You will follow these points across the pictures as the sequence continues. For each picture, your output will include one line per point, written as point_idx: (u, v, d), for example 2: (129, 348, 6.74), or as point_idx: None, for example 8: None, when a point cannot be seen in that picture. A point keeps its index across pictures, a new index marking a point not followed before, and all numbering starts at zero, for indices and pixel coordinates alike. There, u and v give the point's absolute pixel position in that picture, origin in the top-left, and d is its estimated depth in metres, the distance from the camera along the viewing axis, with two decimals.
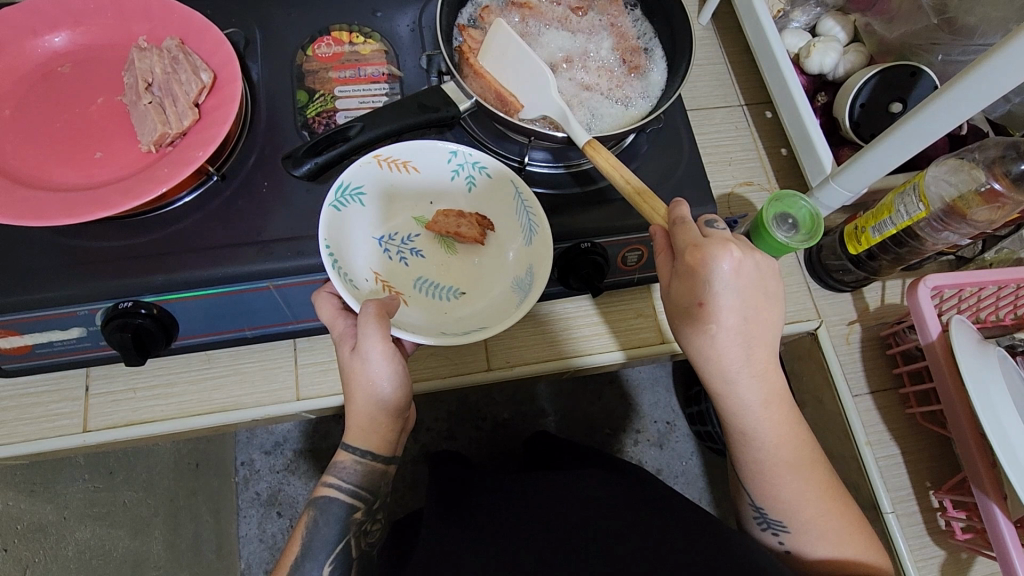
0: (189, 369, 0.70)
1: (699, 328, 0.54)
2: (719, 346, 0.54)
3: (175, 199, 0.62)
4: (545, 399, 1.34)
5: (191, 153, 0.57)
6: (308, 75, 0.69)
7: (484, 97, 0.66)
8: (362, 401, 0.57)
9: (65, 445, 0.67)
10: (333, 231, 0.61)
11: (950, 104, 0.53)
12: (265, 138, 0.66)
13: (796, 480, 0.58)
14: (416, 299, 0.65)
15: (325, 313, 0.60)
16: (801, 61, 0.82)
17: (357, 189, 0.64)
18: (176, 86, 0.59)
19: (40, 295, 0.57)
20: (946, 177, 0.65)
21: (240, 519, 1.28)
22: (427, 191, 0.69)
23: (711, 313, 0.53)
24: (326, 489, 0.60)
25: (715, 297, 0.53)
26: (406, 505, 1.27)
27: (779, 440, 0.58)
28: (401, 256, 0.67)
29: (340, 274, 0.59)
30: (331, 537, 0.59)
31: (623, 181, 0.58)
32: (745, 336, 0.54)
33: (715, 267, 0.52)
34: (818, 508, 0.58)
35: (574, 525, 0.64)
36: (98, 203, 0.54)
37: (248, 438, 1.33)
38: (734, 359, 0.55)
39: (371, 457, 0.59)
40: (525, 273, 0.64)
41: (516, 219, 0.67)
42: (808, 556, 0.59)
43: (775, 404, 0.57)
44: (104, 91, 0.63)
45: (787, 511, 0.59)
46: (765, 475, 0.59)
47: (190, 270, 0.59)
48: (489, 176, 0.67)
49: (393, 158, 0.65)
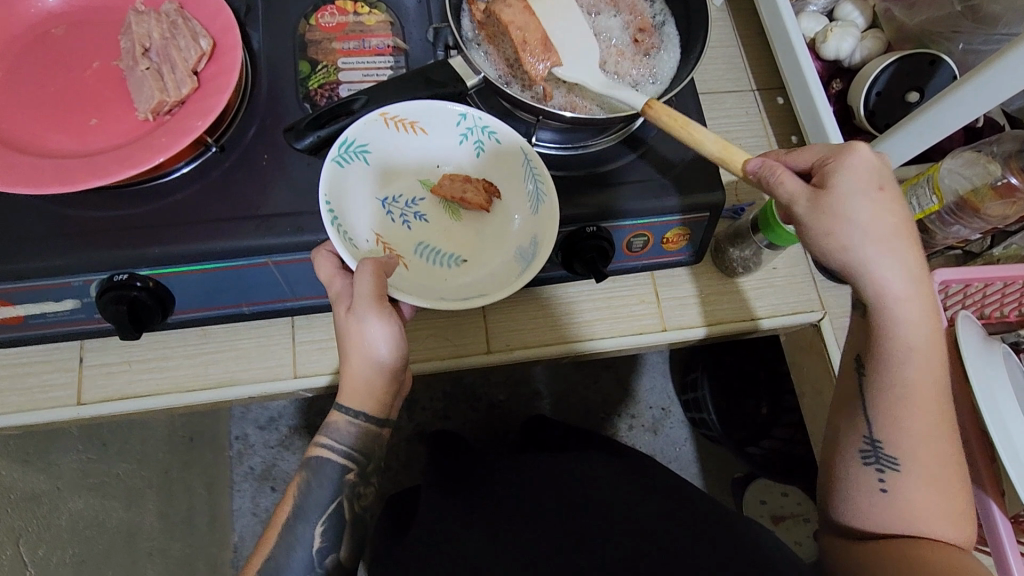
0: (185, 343, 0.69)
1: (853, 224, 0.48)
2: (880, 242, 0.49)
3: (172, 169, 0.60)
4: (541, 382, 1.34)
5: (190, 122, 0.56)
6: (311, 46, 0.67)
7: (524, 36, 0.61)
8: (358, 362, 0.56)
9: (57, 417, 0.66)
10: (334, 188, 0.59)
11: (976, 87, 0.52)
12: (265, 109, 0.64)
13: (924, 423, 0.52)
14: (416, 265, 0.62)
15: (322, 271, 0.57)
16: (817, 46, 0.80)
17: (361, 146, 0.62)
18: (175, 52, 0.57)
19: (32, 265, 0.56)
20: (960, 169, 0.64)
21: (234, 492, 1.29)
22: (433, 154, 0.66)
23: (878, 207, 0.48)
24: (319, 449, 0.59)
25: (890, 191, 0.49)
26: (400, 483, 1.27)
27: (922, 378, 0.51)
28: (404, 219, 0.64)
29: (339, 232, 0.57)
30: (323, 498, 0.59)
31: (711, 139, 0.54)
32: (905, 242, 0.49)
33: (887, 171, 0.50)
34: (935, 452, 0.52)
35: (570, 508, 0.64)
36: (93, 172, 0.53)
37: (243, 413, 1.32)
38: (889, 263, 0.49)
39: (364, 420, 0.58)
40: (530, 244, 0.62)
41: (523, 187, 0.64)
42: (908, 505, 0.51)
43: (929, 332, 0.51)
44: (99, 55, 0.60)
45: (906, 445, 0.52)
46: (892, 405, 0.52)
47: (187, 243, 0.58)
48: (499, 141, 0.64)
49: (401, 117, 0.63)
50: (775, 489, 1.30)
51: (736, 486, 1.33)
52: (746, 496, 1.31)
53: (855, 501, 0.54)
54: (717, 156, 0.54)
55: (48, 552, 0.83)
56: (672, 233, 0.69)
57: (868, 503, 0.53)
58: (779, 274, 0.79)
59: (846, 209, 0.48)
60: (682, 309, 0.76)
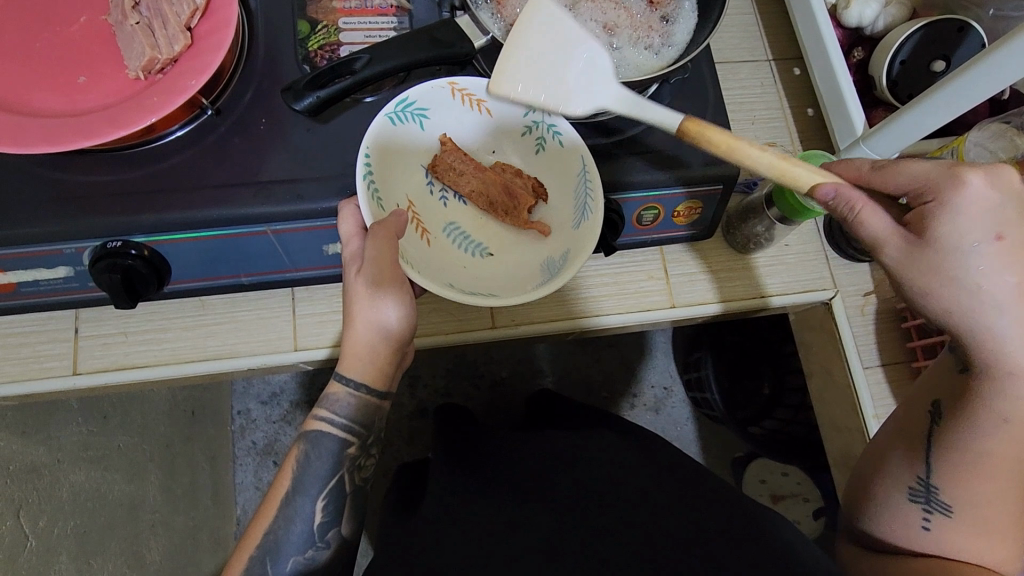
0: (183, 314, 0.68)
1: (964, 276, 0.44)
2: (1001, 296, 0.44)
3: (167, 132, 0.58)
4: (543, 360, 1.33)
5: (183, 81, 0.53)
6: (310, 4, 0.64)
7: (488, 190, 0.63)
8: (363, 327, 0.54)
9: (54, 388, 0.65)
10: (378, 141, 0.58)
11: (1003, 59, 0.50)
12: (262, 71, 0.61)
13: (995, 481, 0.49)
14: (438, 242, 0.62)
15: (344, 227, 0.55)
16: (838, 13, 0.76)
17: (420, 109, 0.61)
18: (166, 6, 0.54)
19: (24, 230, 0.54)
20: (985, 142, 0.62)
21: (236, 466, 1.29)
22: (489, 141, 0.65)
23: (995, 259, 0.44)
24: (317, 423, 0.58)
25: (1013, 238, 0.44)
26: (402, 459, 1.27)
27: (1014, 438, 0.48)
28: (442, 195, 0.65)
29: (369, 188, 0.56)
30: (323, 472, 0.57)
31: (764, 159, 0.48)
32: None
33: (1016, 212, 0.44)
34: (992, 506, 0.50)
35: (575, 485, 0.63)
36: (82, 132, 0.50)
37: (245, 388, 1.31)
38: (999, 318, 0.45)
39: (365, 391, 0.57)
40: (560, 257, 0.61)
41: (572, 193, 0.63)
42: (953, 544, 0.50)
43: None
44: (87, 10, 0.57)
45: (962, 489, 0.50)
46: (968, 457, 0.50)
47: (183, 210, 0.55)
48: (561, 143, 0.62)
49: (469, 92, 0.62)
50: (773, 468, 1.30)
51: (737, 465, 1.33)
52: (746, 475, 1.31)
53: (894, 522, 0.53)
54: (773, 180, 0.49)
55: (49, 523, 0.82)
56: (684, 206, 0.67)
57: (906, 530, 0.52)
58: (791, 251, 0.77)
59: (956, 259, 0.44)
60: (692, 285, 0.74)
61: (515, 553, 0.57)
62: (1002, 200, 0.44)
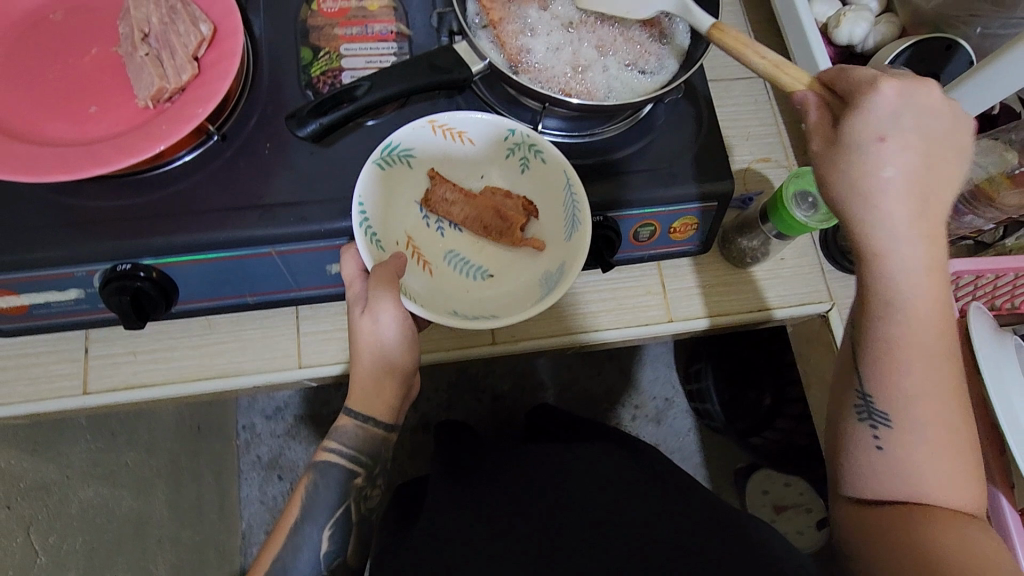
0: (190, 334, 0.69)
1: (868, 171, 0.42)
2: (897, 189, 0.42)
3: (175, 158, 0.59)
4: (545, 372, 1.34)
5: (190, 110, 0.55)
6: (313, 32, 0.66)
7: (481, 217, 0.64)
8: (370, 364, 0.57)
9: (65, 407, 0.66)
10: (369, 188, 0.59)
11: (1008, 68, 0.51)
12: (267, 97, 0.63)
13: (931, 379, 0.45)
14: (440, 271, 0.64)
15: (346, 270, 0.58)
16: (829, 31, 0.78)
17: (406, 150, 0.62)
18: (174, 38, 0.56)
19: (37, 255, 0.56)
20: (976, 158, 0.63)
21: (242, 481, 1.30)
22: (477, 165, 0.66)
23: (891, 154, 0.42)
24: (325, 454, 0.59)
25: (899, 138, 0.42)
26: (405, 473, 1.28)
27: (930, 327, 0.44)
28: (438, 225, 0.65)
29: (366, 233, 0.57)
30: (330, 502, 0.59)
31: (757, 57, 0.50)
32: (921, 180, 0.42)
33: (904, 108, 0.42)
34: (936, 418, 0.46)
35: (575, 499, 0.64)
36: (94, 160, 0.52)
37: (250, 403, 1.33)
38: (904, 215, 0.42)
39: (373, 423, 0.59)
40: (557, 270, 0.61)
41: (560, 207, 0.64)
42: (919, 469, 0.46)
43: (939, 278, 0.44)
44: (98, 42, 0.60)
45: (902, 401, 0.46)
46: (892, 365, 0.46)
47: (190, 234, 0.57)
48: (543, 161, 0.63)
49: (449, 126, 0.63)
50: (777, 479, 1.30)
51: (740, 476, 1.33)
52: (749, 486, 1.31)
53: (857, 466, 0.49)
54: (765, 78, 0.49)
55: (59, 540, 0.84)
56: (679, 223, 0.68)
57: (865, 463, 0.48)
58: (787, 264, 0.78)
59: (861, 154, 0.42)
60: (689, 300, 0.75)
61: (516, 567, 0.58)
62: (896, 100, 0.42)
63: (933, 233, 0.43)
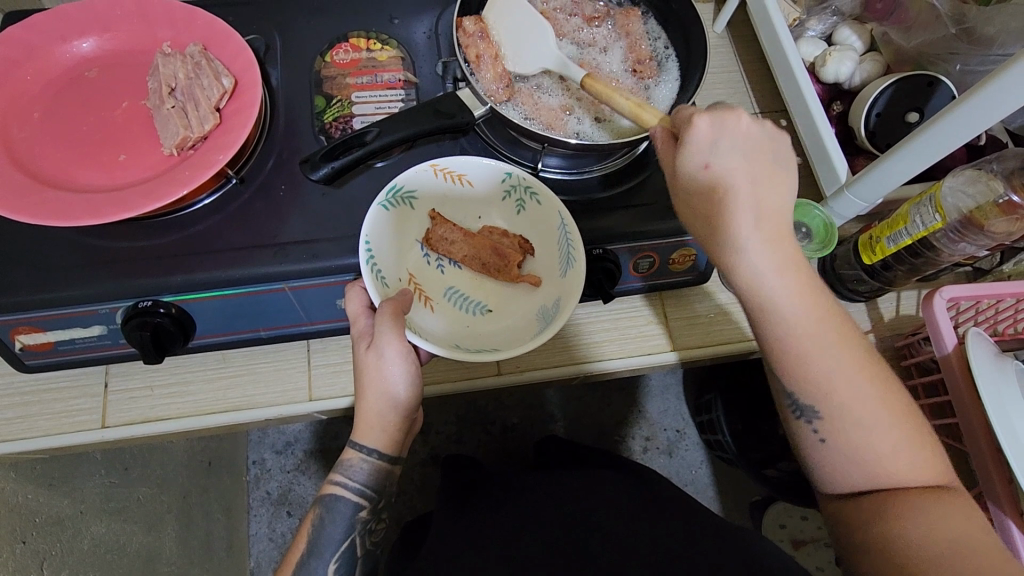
0: (205, 368, 0.71)
1: (706, 199, 0.50)
2: (733, 213, 0.49)
3: (195, 201, 0.63)
4: (554, 404, 1.34)
5: (211, 156, 0.59)
6: (326, 82, 0.70)
7: (479, 255, 0.66)
8: (375, 398, 0.58)
9: (83, 441, 0.68)
10: (377, 227, 0.62)
11: (987, 99, 0.51)
12: (282, 142, 0.67)
13: (832, 360, 0.52)
14: (441, 307, 0.66)
15: (350, 307, 0.60)
16: (816, 69, 0.82)
17: (409, 192, 0.65)
18: (199, 91, 0.61)
19: (65, 294, 0.59)
20: (962, 187, 0.65)
21: (251, 517, 1.30)
22: (475, 207, 0.70)
23: (721, 178, 0.49)
24: (333, 487, 0.60)
25: (722, 164, 0.49)
26: (415, 507, 1.27)
27: (809, 321, 0.52)
28: (439, 263, 0.68)
29: (373, 271, 0.60)
30: (337, 535, 0.59)
31: (623, 102, 0.58)
32: (748, 203, 0.49)
33: (721, 133, 0.49)
34: (859, 394, 0.53)
35: (582, 527, 0.64)
36: (121, 205, 0.56)
37: (260, 437, 1.34)
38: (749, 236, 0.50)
39: (377, 457, 0.59)
40: (553, 304, 0.64)
41: (555, 245, 0.66)
42: (861, 443, 0.53)
43: (795, 275, 0.51)
44: (129, 95, 0.64)
45: (823, 395, 0.53)
46: (793, 361, 0.53)
47: (208, 271, 0.60)
48: (537, 203, 0.67)
49: (449, 169, 0.66)
50: (795, 513, 1.29)
51: (756, 509, 1.31)
52: (765, 520, 1.29)
53: (812, 458, 0.57)
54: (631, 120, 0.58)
55: None
56: (678, 254, 0.70)
57: (821, 453, 0.56)
58: None
59: (696, 183, 0.50)
60: (689, 330, 0.77)
61: None
62: (711, 129, 0.49)
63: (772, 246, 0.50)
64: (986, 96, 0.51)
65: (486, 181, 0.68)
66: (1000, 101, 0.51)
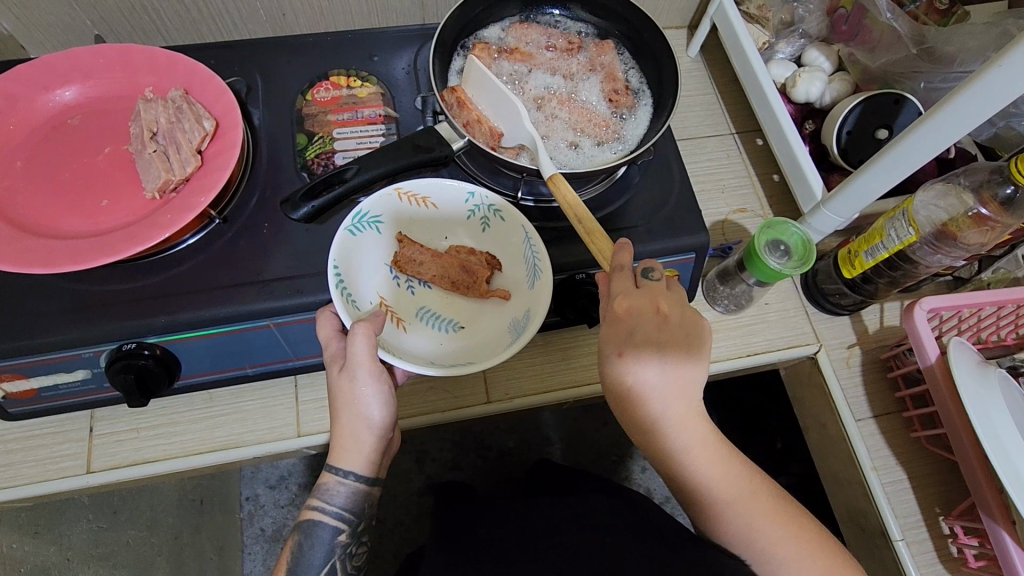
0: (193, 407, 0.71)
1: (618, 383, 0.55)
2: (641, 396, 0.55)
3: (179, 241, 0.63)
4: (550, 426, 1.33)
5: (194, 198, 0.59)
6: (308, 119, 0.72)
7: (448, 273, 0.66)
8: (350, 422, 0.58)
9: (68, 487, 0.67)
10: (344, 253, 0.63)
11: (950, 117, 0.53)
12: (265, 179, 0.68)
13: (748, 513, 0.56)
14: (415, 327, 0.66)
15: (322, 331, 0.60)
16: (788, 90, 0.84)
17: (375, 217, 0.66)
18: (180, 134, 0.61)
19: (49, 340, 0.59)
20: (934, 202, 0.66)
21: (245, 556, 1.27)
22: (443, 228, 0.70)
23: (632, 364, 0.54)
24: (311, 512, 0.59)
25: (633, 351, 0.54)
26: (412, 539, 1.25)
27: (717, 481, 0.57)
28: (409, 284, 0.68)
29: (342, 294, 0.60)
30: (317, 561, 0.58)
31: (575, 220, 0.59)
32: (659, 393, 0.55)
33: (636, 321, 0.55)
34: (776, 537, 0.55)
35: (576, 556, 0.63)
36: (103, 249, 0.56)
37: (253, 473, 1.31)
38: (654, 415, 0.56)
39: (355, 479, 0.59)
40: (524, 316, 0.64)
41: (522, 259, 0.67)
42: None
43: (701, 449, 0.57)
44: (112, 141, 0.65)
45: (742, 544, 0.56)
46: (713, 511, 0.57)
47: (192, 311, 0.60)
48: (503, 219, 0.68)
49: (413, 193, 0.68)
50: None
51: None
52: None
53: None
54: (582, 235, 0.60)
55: None
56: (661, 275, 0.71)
57: None
58: (771, 309, 0.81)
59: (612, 367, 0.55)
60: None
61: None
62: (626, 315, 0.55)
63: (682, 425, 0.56)
64: (956, 106, 0.52)
65: (449, 204, 0.69)
66: (971, 108, 0.51)
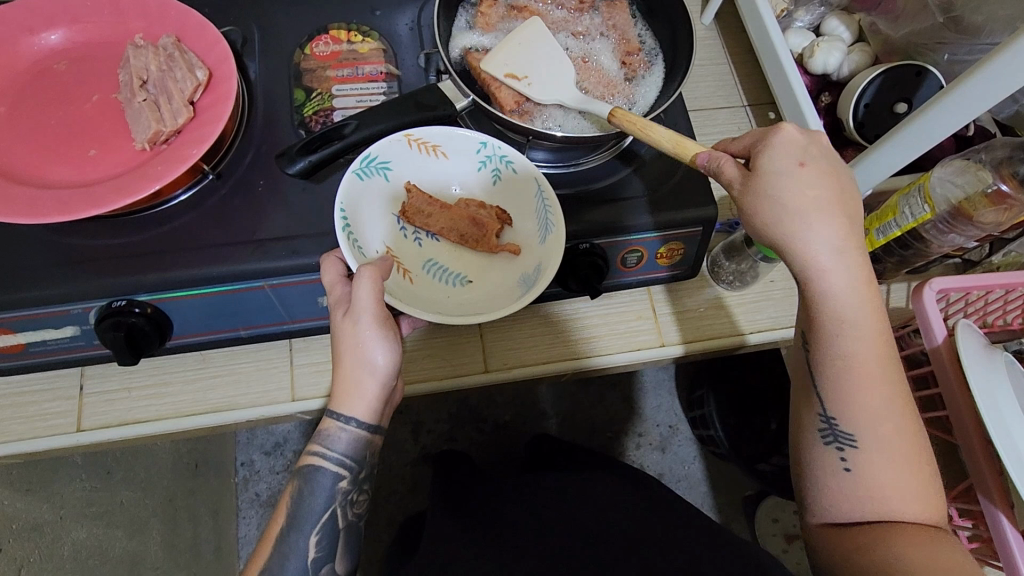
0: (185, 369, 0.70)
1: (797, 188, 0.49)
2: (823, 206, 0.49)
3: (171, 197, 0.61)
4: (546, 401, 1.33)
5: (186, 150, 0.57)
6: (306, 74, 0.69)
7: (457, 227, 0.64)
8: (354, 369, 0.55)
9: (57, 445, 0.66)
10: (351, 199, 0.61)
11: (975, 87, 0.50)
12: (261, 135, 0.66)
13: (883, 388, 0.51)
14: (421, 280, 0.63)
15: (326, 276, 0.57)
16: (804, 61, 0.81)
17: (383, 162, 0.64)
18: (171, 83, 0.59)
19: (35, 294, 0.57)
20: (950, 178, 0.64)
21: (240, 519, 1.29)
22: (452, 178, 0.67)
23: (814, 175, 0.49)
24: (312, 457, 0.58)
25: (814, 161, 0.50)
26: (406, 507, 1.26)
27: (869, 336, 0.50)
28: (416, 236, 0.65)
29: (349, 239, 0.59)
30: (318, 508, 0.58)
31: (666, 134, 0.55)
32: (841, 207, 0.50)
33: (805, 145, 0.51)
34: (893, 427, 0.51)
35: (571, 526, 0.63)
36: (92, 202, 0.54)
37: (248, 439, 1.33)
38: (830, 234, 0.49)
39: (357, 426, 0.57)
40: (535, 269, 0.62)
41: (534, 216, 0.65)
42: (870, 484, 0.51)
43: (863, 293, 0.50)
44: (100, 88, 0.62)
45: (864, 421, 0.51)
46: (846, 367, 0.51)
47: (184, 269, 0.58)
48: (516, 172, 0.66)
49: (424, 141, 0.65)
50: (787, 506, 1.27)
51: (749, 504, 1.29)
52: (759, 514, 1.28)
53: (819, 483, 0.53)
54: (671, 151, 0.54)
55: None
56: (666, 248, 0.69)
57: (833, 484, 0.52)
58: (777, 287, 0.78)
59: (787, 174, 0.49)
60: (674, 325, 0.76)
61: None
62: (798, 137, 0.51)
63: (850, 254, 0.50)
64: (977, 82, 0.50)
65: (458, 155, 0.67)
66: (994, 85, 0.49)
